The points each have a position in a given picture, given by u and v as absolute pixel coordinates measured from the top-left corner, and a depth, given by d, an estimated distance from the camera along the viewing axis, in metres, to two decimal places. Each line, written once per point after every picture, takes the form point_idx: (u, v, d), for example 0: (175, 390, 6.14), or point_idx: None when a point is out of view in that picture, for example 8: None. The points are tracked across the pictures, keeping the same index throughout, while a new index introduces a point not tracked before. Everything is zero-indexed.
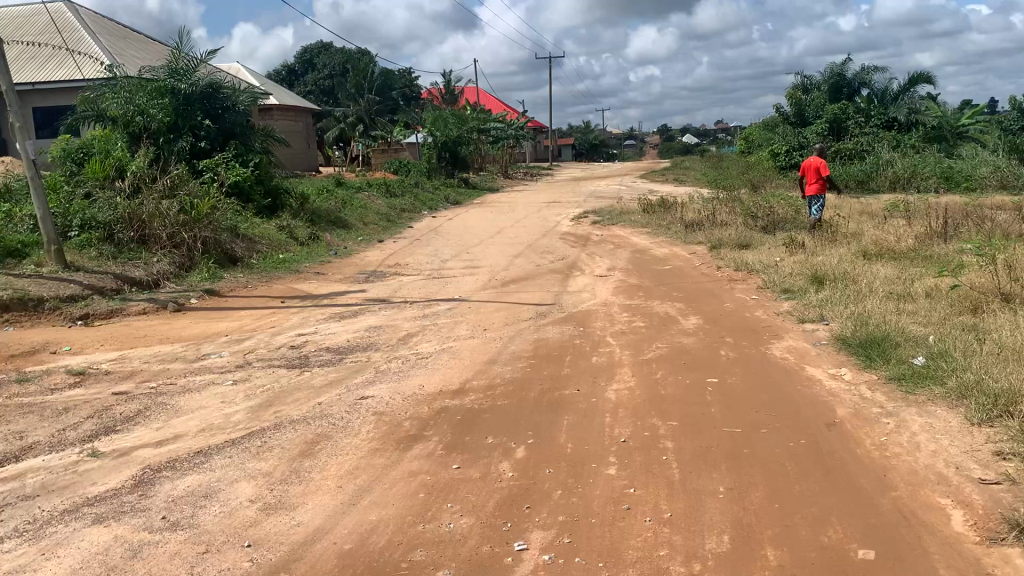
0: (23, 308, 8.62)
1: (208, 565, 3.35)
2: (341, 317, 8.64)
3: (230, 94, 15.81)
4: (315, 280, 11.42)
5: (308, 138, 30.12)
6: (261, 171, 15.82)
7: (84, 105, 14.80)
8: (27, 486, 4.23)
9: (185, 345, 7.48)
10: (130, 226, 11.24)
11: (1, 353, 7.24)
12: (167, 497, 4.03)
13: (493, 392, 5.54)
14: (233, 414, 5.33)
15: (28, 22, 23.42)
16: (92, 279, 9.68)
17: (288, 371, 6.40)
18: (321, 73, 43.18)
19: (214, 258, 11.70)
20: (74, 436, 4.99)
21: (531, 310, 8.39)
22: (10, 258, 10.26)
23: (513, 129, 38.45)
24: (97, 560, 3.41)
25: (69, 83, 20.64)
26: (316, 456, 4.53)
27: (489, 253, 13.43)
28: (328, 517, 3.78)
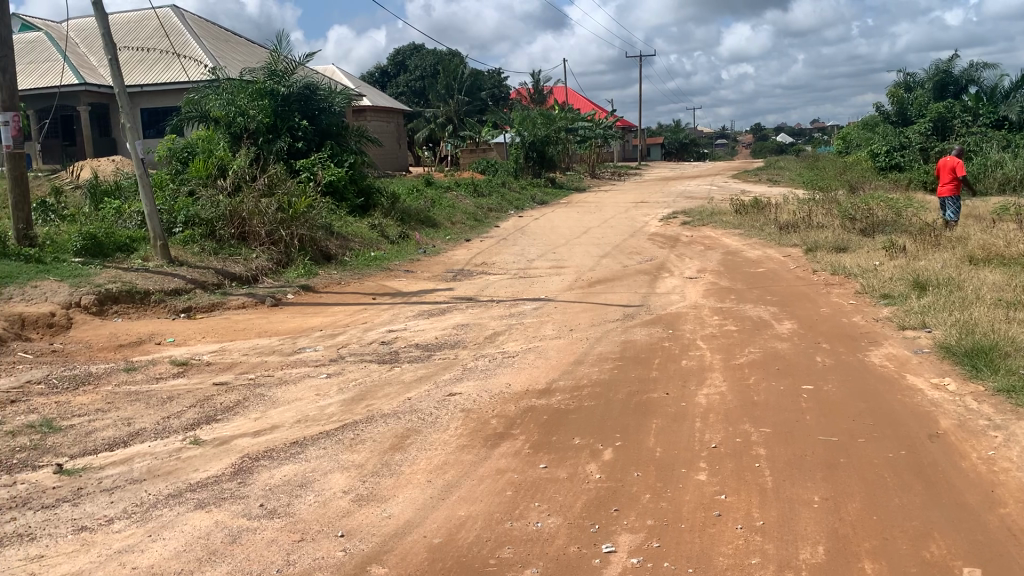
0: (131, 300, 9.06)
1: (304, 554, 3.44)
2: (430, 314, 8.77)
3: (326, 95, 16.24)
4: (404, 278, 11.61)
5: (400, 139, 30.66)
6: (355, 170, 16.21)
7: (189, 106, 15.44)
8: (134, 471, 4.44)
9: (281, 339, 7.72)
10: (231, 223, 11.67)
11: (110, 343, 7.61)
12: (264, 485, 4.17)
13: (580, 393, 5.53)
14: (326, 406, 5.48)
15: (138, 28, 24.56)
16: (195, 274, 10.08)
17: (379, 366, 6.54)
18: (413, 75, 43.91)
19: (310, 256, 12.02)
20: (177, 424, 5.22)
21: (619, 312, 8.34)
22: (119, 252, 10.80)
23: (602, 129, 38.28)
24: (199, 544, 3.55)
25: (174, 85, 21.56)
26: (406, 450, 4.61)
27: (576, 253, 13.41)
28: (417, 510, 3.85)
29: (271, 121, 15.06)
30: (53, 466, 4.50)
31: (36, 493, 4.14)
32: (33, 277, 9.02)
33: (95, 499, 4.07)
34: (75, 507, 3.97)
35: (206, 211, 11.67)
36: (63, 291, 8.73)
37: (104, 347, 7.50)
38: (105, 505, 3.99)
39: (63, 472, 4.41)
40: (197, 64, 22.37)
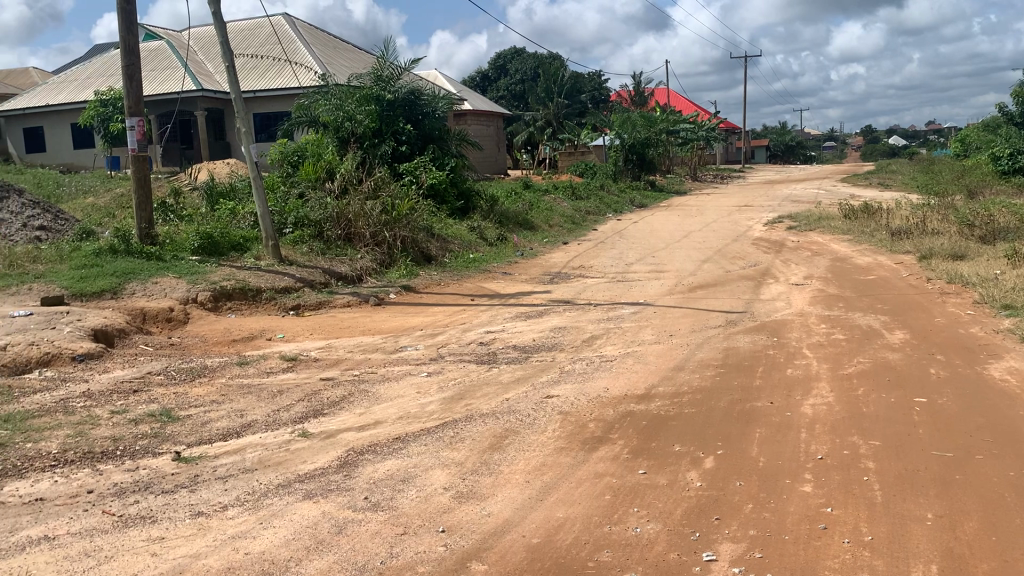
0: (244, 297, 9.47)
1: (406, 547, 3.53)
2: (528, 316, 8.84)
3: (429, 100, 16.54)
4: (502, 280, 11.74)
5: (499, 142, 30.95)
6: (455, 173, 16.46)
7: (299, 112, 16.08)
8: (246, 460, 4.64)
9: (384, 338, 7.92)
10: (338, 224, 12.02)
11: (225, 338, 7.97)
12: (369, 479, 4.30)
13: (680, 400, 5.47)
14: (426, 404, 5.59)
15: (252, 36, 25.61)
16: (304, 273, 10.45)
17: (477, 366, 6.62)
18: (513, 78, 44.22)
19: (411, 257, 12.29)
20: (287, 417, 5.43)
21: (720, 318, 8.19)
22: (233, 251, 11.28)
23: (705, 131, 37.60)
24: (307, 533, 3.68)
25: (285, 90, 22.38)
26: (505, 449, 4.67)
27: (676, 257, 13.25)
28: (516, 509, 3.90)
29: (376, 126, 15.49)
30: (172, 453, 4.76)
31: (156, 479, 4.37)
32: (153, 273, 9.53)
33: (211, 486, 4.27)
34: (192, 493, 4.18)
35: (315, 212, 12.07)
36: (181, 288, 9.19)
37: (218, 342, 7.86)
38: (220, 492, 4.18)
39: (181, 459, 4.66)
40: (306, 70, 23.17)
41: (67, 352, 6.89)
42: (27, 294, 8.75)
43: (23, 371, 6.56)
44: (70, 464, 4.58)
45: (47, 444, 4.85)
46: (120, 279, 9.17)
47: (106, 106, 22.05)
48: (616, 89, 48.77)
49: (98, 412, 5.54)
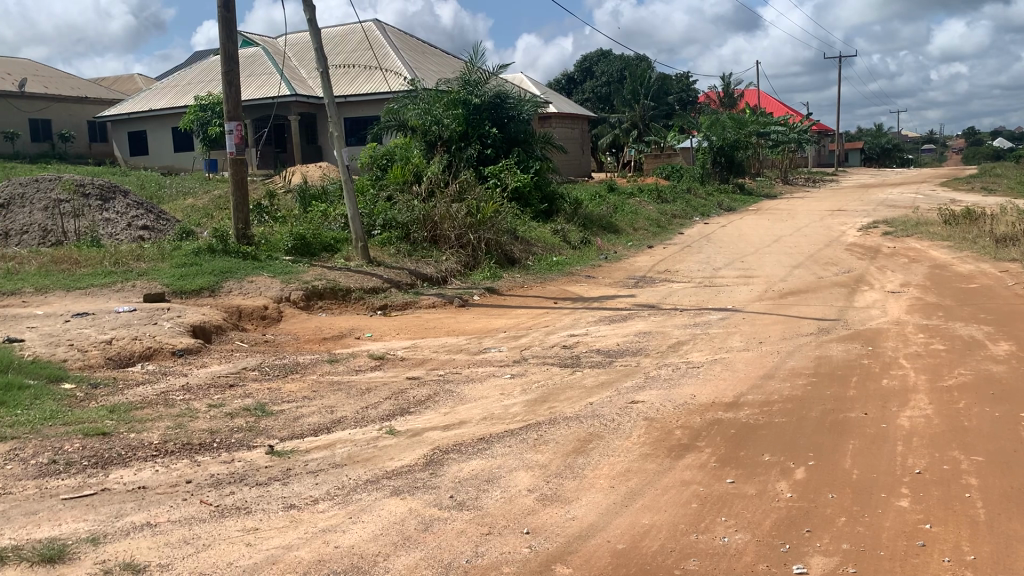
0: (334, 297, 9.72)
1: (491, 547, 3.56)
2: (612, 320, 8.80)
3: (515, 103, 16.62)
4: (586, 283, 11.73)
5: (585, 145, 30.88)
6: (540, 176, 16.50)
7: (389, 116, 16.40)
8: (336, 455, 4.77)
9: (468, 339, 8.01)
10: (424, 226, 12.21)
11: (316, 336, 8.20)
12: (454, 478, 4.35)
13: (770, 409, 5.35)
14: (511, 406, 5.63)
15: (344, 42, 26.25)
16: (392, 274, 10.65)
17: (561, 369, 6.63)
18: (599, 81, 44.07)
19: (495, 259, 12.39)
20: (375, 414, 5.55)
21: (812, 325, 7.98)
22: (324, 252, 11.57)
23: (797, 132, 36.66)
24: (394, 529, 3.75)
25: (375, 95, 22.84)
26: (589, 454, 4.66)
27: (766, 263, 12.96)
28: (601, 514, 3.88)
29: (463, 129, 15.69)
30: (266, 446, 4.92)
31: (250, 471, 4.53)
32: (249, 272, 9.87)
33: (302, 480, 4.40)
34: (285, 486, 4.31)
35: (403, 214, 12.28)
36: (275, 287, 9.49)
37: (310, 339, 8.08)
38: (310, 485, 4.30)
39: (274, 453, 4.81)
40: (396, 76, 23.61)
41: (168, 347, 7.19)
42: (131, 290, 9.18)
43: (127, 364, 6.88)
44: (170, 454, 4.78)
45: (149, 435, 5.08)
46: (218, 278, 9.53)
47: (205, 111, 22.93)
48: (704, 91, 48.11)
49: (196, 404, 5.77)
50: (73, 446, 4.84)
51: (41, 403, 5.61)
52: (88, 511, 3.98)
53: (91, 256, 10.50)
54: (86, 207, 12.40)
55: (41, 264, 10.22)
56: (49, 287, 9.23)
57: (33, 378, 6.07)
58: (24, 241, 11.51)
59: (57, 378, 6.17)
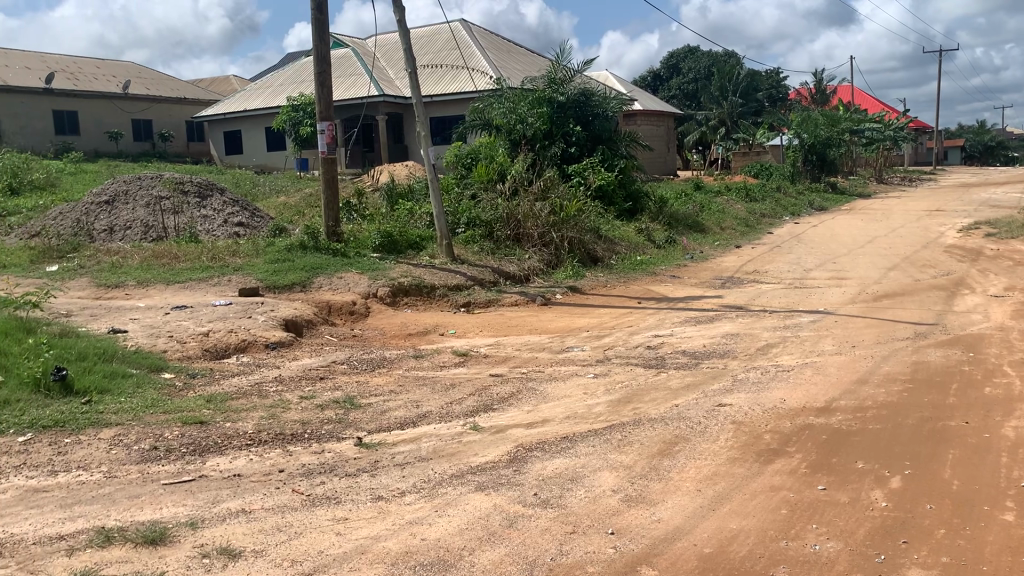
0: (419, 294, 9.88)
1: (576, 546, 3.57)
2: (698, 321, 8.67)
3: (600, 101, 16.54)
4: (671, 282, 11.60)
5: (671, 142, 30.50)
6: (624, 174, 16.38)
7: (474, 115, 16.55)
8: (421, 449, 4.84)
9: (551, 337, 8.01)
10: (507, 225, 12.27)
11: (402, 332, 8.35)
12: (538, 476, 4.37)
13: (864, 415, 5.19)
14: (595, 406, 5.61)
15: (431, 42, 26.60)
16: (475, 272, 10.73)
17: (646, 370, 6.57)
18: (686, 78, 43.48)
19: (578, 258, 12.38)
20: (459, 410, 5.61)
21: (909, 330, 7.71)
22: (410, 250, 11.75)
23: (893, 129, 35.39)
24: (479, 524, 3.79)
25: (461, 95, 23.06)
26: (675, 456, 4.61)
27: (860, 264, 12.57)
28: (687, 518, 3.84)
29: (547, 128, 15.71)
30: (354, 439, 5.04)
31: (340, 462, 4.65)
32: (339, 269, 10.11)
33: (389, 472, 4.49)
34: (373, 477, 4.40)
35: (487, 213, 12.37)
36: (363, 283, 9.70)
37: (396, 335, 8.23)
38: (397, 478, 4.39)
39: (362, 445, 4.92)
40: (481, 75, 23.80)
41: (261, 340, 7.43)
42: (227, 285, 9.53)
43: (223, 356, 7.13)
44: (263, 444, 4.94)
45: (243, 425, 5.26)
46: (309, 274, 9.80)
47: (297, 111, 23.58)
48: (795, 87, 46.94)
49: (289, 396, 5.95)
50: (173, 434, 5.06)
51: (143, 391, 5.88)
52: (187, 496, 4.15)
53: (190, 251, 10.93)
54: (185, 204, 12.90)
55: (144, 259, 10.68)
56: (150, 281, 9.65)
57: (136, 367, 6.37)
58: (128, 236, 12.03)
59: (157, 368, 6.45)
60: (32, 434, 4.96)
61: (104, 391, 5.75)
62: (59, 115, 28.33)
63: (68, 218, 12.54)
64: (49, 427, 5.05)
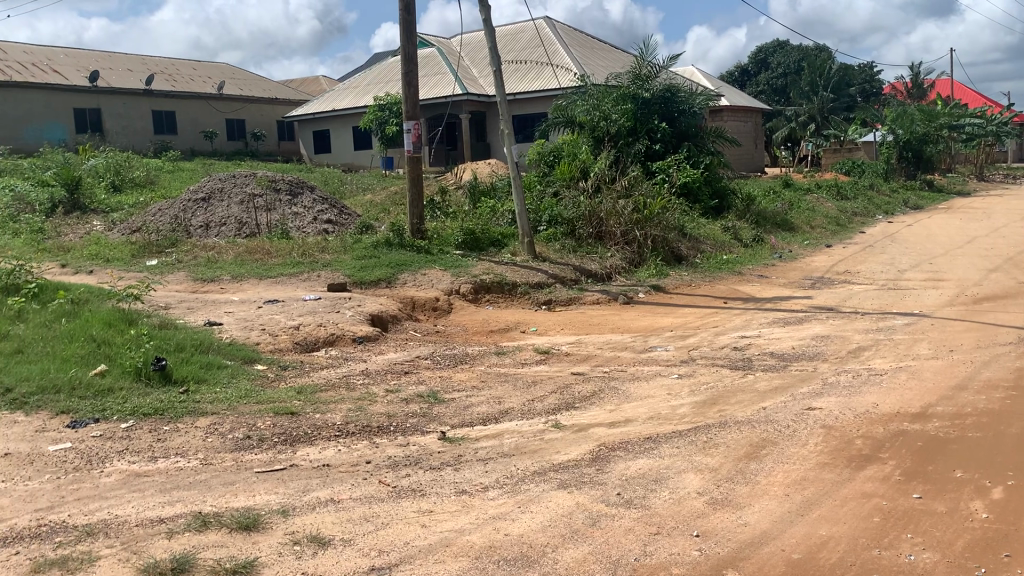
0: (501, 291, 9.94)
1: (660, 547, 3.54)
2: (786, 322, 8.48)
3: (686, 97, 16.31)
4: (758, 283, 11.36)
5: (759, 139, 29.84)
6: (710, 171, 16.10)
7: (557, 112, 16.57)
8: (504, 445, 4.88)
9: (634, 336, 7.96)
10: (590, 223, 12.22)
11: (484, 328, 8.42)
12: (621, 475, 4.35)
13: (963, 422, 4.99)
14: (678, 406, 5.55)
15: (515, 40, 26.69)
16: (557, 270, 10.73)
17: (731, 372, 6.47)
18: (775, 73, 42.53)
19: (662, 256, 12.24)
20: (541, 407, 5.64)
21: (1011, 334, 7.37)
22: (492, 247, 11.82)
23: (996, 123, 33.84)
24: (562, 522, 3.81)
25: (545, 92, 23.06)
26: (762, 459, 4.53)
27: (959, 265, 12.09)
28: (774, 522, 3.77)
29: (631, 125, 15.56)
30: (438, 433, 5.12)
31: (425, 455, 4.73)
32: (423, 265, 10.27)
33: (473, 466, 4.54)
34: (457, 471, 4.47)
35: (569, 211, 12.36)
36: (446, 280, 9.83)
37: (478, 332, 8.31)
38: (480, 473, 4.44)
39: (446, 439, 4.99)
40: (565, 72, 23.76)
41: (349, 334, 7.61)
42: (316, 280, 9.78)
43: (312, 349, 7.33)
44: (351, 435, 5.06)
45: (332, 416, 5.41)
46: (394, 270, 9.98)
47: (384, 111, 24.01)
48: (891, 82, 45.38)
49: (375, 389, 6.08)
50: (265, 423, 5.24)
51: (237, 382, 6.09)
52: (279, 484, 4.29)
53: (281, 247, 11.26)
54: (277, 202, 13.30)
55: (238, 255, 11.06)
56: (243, 276, 9.98)
57: (230, 359, 6.60)
58: (222, 232, 12.46)
59: (251, 360, 6.68)
60: (134, 421, 5.21)
61: (201, 380, 6.00)
62: (159, 115, 29.52)
63: (167, 214, 13.08)
64: (150, 415, 5.30)
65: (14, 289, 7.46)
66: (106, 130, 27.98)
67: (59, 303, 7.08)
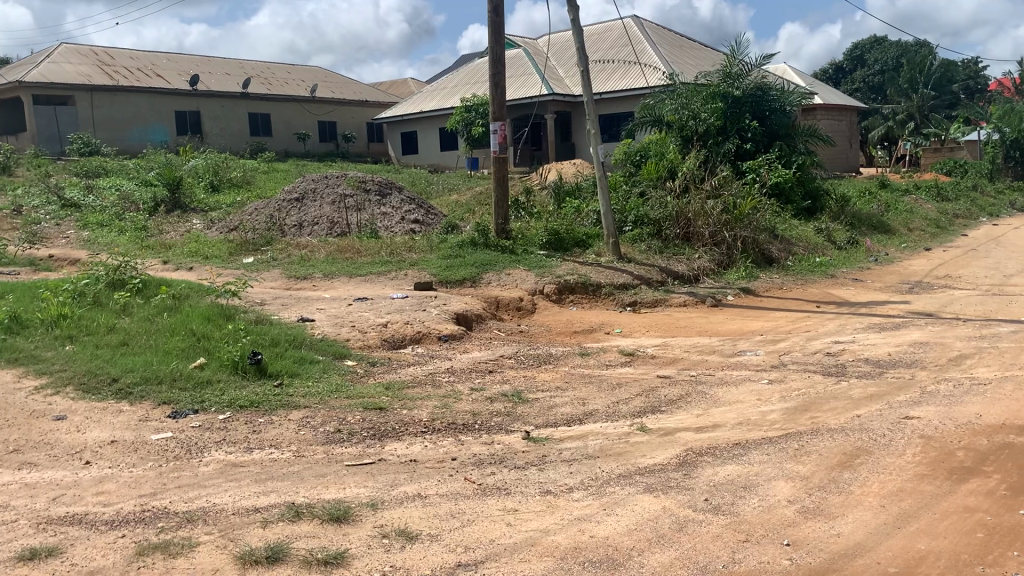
0: (586, 291, 9.90)
1: (749, 555, 3.48)
2: (882, 328, 8.19)
3: (778, 95, 15.94)
4: (852, 286, 11.02)
5: (854, 138, 28.93)
6: (803, 172, 15.71)
7: (644, 111, 16.43)
8: (589, 447, 4.87)
9: (722, 340, 7.83)
10: (677, 223, 12.05)
11: (569, 329, 8.42)
12: (709, 481, 4.28)
13: None
14: (769, 413, 5.44)
15: (603, 40, 26.55)
16: (642, 271, 10.65)
17: (823, 378, 6.29)
18: (872, 70, 41.17)
19: (752, 258, 12.01)
20: (626, 410, 5.60)
21: None
22: (576, 247, 11.80)
23: None
24: (648, 526, 3.78)
25: (632, 91, 22.87)
26: (856, 469, 4.40)
27: None
28: (870, 533, 3.66)
29: (721, 123, 15.29)
30: (523, 432, 5.14)
31: (510, 453, 4.76)
32: (507, 265, 10.33)
33: (557, 467, 4.55)
34: (542, 471, 4.48)
35: (655, 211, 12.22)
36: (530, 279, 9.87)
37: (562, 332, 8.32)
38: (565, 474, 4.44)
39: (530, 438, 5.01)
40: (654, 70, 23.52)
41: (434, 332, 7.71)
42: (403, 278, 9.95)
43: (399, 346, 7.46)
44: (436, 432, 5.13)
45: (419, 412, 5.50)
46: (479, 269, 10.08)
47: (470, 112, 24.23)
48: (996, 78, 43.40)
49: (460, 387, 6.16)
50: (355, 418, 5.36)
51: (328, 376, 6.26)
52: (368, 477, 4.39)
53: (370, 246, 11.50)
54: (366, 202, 13.59)
55: (329, 253, 11.35)
56: (334, 274, 10.24)
57: (322, 354, 6.78)
58: (314, 231, 12.79)
59: (341, 355, 6.85)
60: (231, 413, 5.41)
61: (295, 374, 6.18)
62: (254, 117, 30.51)
63: (262, 213, 13.51)
64: (246, 407, 5.49)
65: (119, 284, 7.81)
66: (205, 132, 29.09)
67: (162, 298, 7.39)
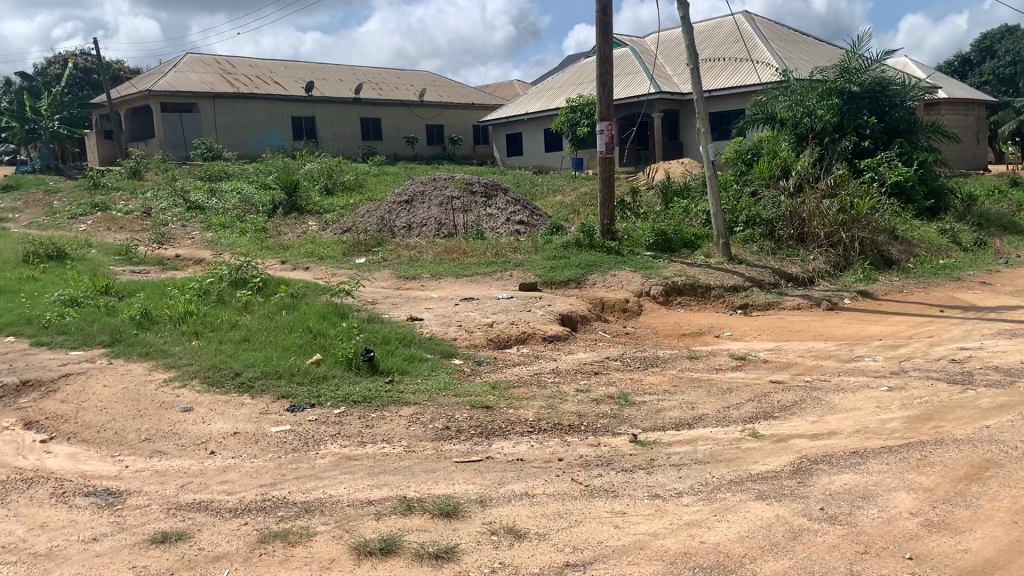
0: (694, 293, 9.76)
1: (868, 567, 3.37)
2: (1013, 334, 7.75)
3: (899, 90, 15.25)
4: (980, 290, 10.46)
5: (982, 134, 27.41)
6: (926, 169, 15.00)
7: (756, 109, 16.05)
8: (698, 452, 4.81)
9: (838, 345, 7.57)
10: (791, 223, 11.73)
11: (676, 331, 8.31)
12: (824, 490, 4.16)
13: None
14: (889, 421, 5.22)
15: (713, 36, 26.10)
16: (753, 273, 10.40)
17: (948, 386, 5.99)
18: (1003, 61, 38.88)
19: (870, 260, 11.54)
20: (737, 415, 5.49)
21: None
22: (685, 248, 11.64)
23: None
24: (761, 533, 3.70)
25: (743, 88, 22.38)
26: (985, 482, 4.17)
27: None
28: (1001, 550, 3.48)
29: (837, 120, 14.77)
30: (629, 435, 5.11)
31: (617, 456, 4.75)
32: (613, 266, 10.29)
33: (666, 471, 4.51)
34: (650, 475, 4.45)
35: (768, 211, 11.93)
36: (637, 281, 9.79)
37: (670, 334, 8.22)
38: (674, 478, 4.39)
39: (638, 442, 4.98)
40: (766, 66, 22.94)
41: (540, 332, 7.75)
42: (509, 279, 10.06)
43: (505, 346, 7.54)
44: (543, 432, 5.17)
45: (525, 412, 5.54)
46: (585, 270, 10.08)
47: (576, 112, 24.21)
48: None
49: (565, 387, 6.18)
50: (463, 415, 5.46)
51: (437, 374, 6.39)
52: (477, 475, 4.46)
53: (477, 246, 11.67)
54: (474, 203, 13.78)
55: (437, 253, 11.57)
56: (442, 274, 10.43)
57: (430, 352, 6.93)
58: (423, 232, 13.06)
59: (449, 354, 6.97)
60: (346, 407, 5.60)
61: (405, 372, 6.34)
62: (366, 122, 31.37)
63: (374, 215, 13.89)
64: (360, 402, 5.67)
65: (241, 283, 8.17)
66: (319, 137, 30.11)
67: (281, 296, 7.72)
